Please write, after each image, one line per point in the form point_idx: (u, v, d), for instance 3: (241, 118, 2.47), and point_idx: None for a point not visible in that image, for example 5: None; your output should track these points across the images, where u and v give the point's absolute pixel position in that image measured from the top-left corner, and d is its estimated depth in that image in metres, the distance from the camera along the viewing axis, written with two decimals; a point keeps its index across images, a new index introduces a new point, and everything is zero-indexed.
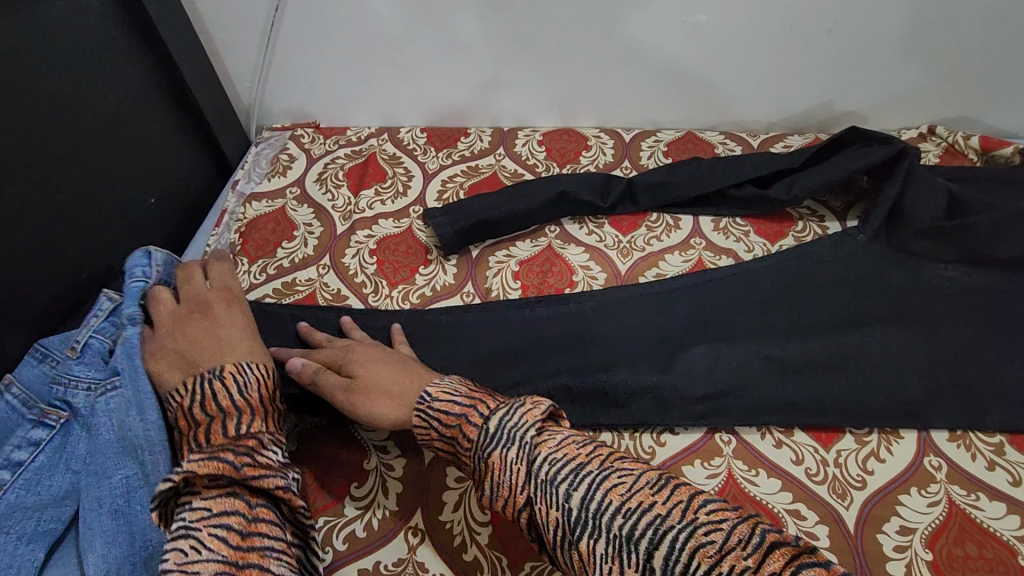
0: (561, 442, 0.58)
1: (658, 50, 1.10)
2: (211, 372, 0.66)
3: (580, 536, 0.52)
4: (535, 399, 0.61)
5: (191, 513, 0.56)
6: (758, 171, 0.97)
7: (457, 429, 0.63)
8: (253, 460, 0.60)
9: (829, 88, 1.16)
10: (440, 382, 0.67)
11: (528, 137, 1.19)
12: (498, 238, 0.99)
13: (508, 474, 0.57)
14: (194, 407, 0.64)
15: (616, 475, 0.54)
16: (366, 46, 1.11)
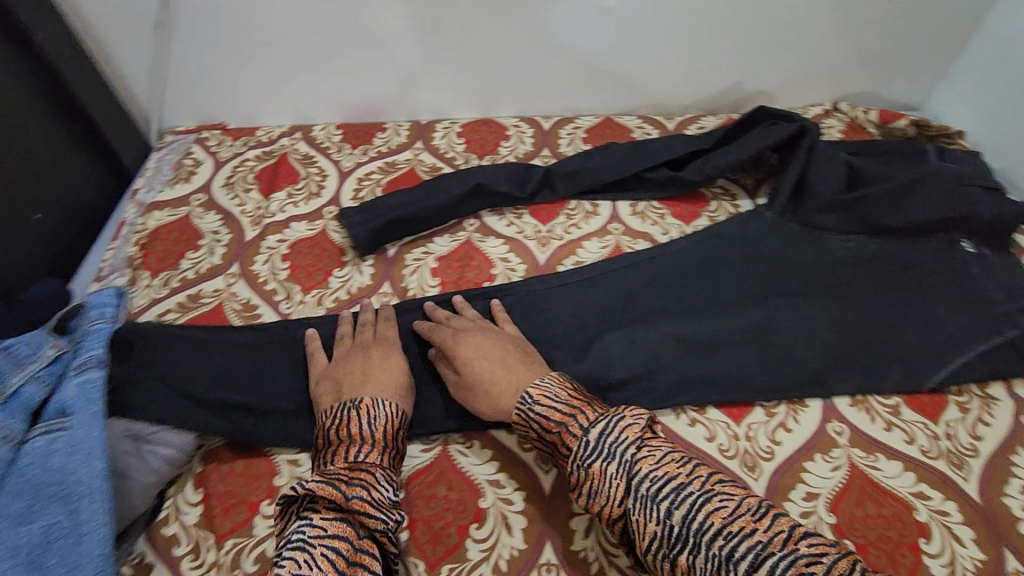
0: (660, 459, 0.58)
1: (573, 35, 1.09)
2: (353, 400, 0.69)
3: (680, 553, 0.53)
4: (638, 412, 0.63)
5: (309, 527, 0.57)
6: (671, 153, 0.99)
7: (558, 436, 0.65)
8: (366, 494, 0.60)
9: (739, 69, 1.18)
10: (544, 383, 0.69)
11: (447, 129, 1.17)
12: (416, 235, 0.96)
13: (608, 484, 0.59)
14: (331, 429, 0.67)
15: (716, 498, 0.54)
16: (270, 42, 1.06)
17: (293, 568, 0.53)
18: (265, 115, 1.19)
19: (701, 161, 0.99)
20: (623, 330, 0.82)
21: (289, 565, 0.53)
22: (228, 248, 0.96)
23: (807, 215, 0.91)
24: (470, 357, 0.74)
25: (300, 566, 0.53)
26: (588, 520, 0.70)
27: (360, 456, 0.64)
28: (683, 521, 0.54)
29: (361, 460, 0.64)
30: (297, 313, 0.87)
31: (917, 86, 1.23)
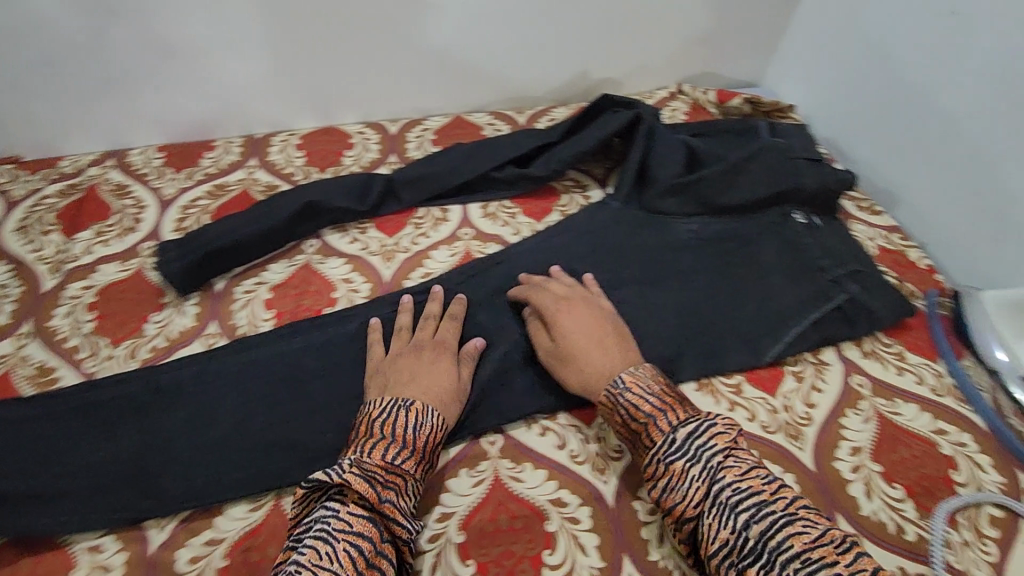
0: (744, 473, 0.58)
1: (408, 32, 1.04)
2: (398, 403, 0.66)
3: (752, 566, 0.53)
4: (730, 423, 0.62)
5: (333, 519, 0.56)
6: (519, 152, 0.98)
7: (642, 426, 0.64)
8: (398, 502, 0.59)
9: (586, 60, 1.17)
10: (634, 370, 0.69)
11: (284, 142, 1.08)
12: (247, 263, 0.87)
13: (687, 485, 0.59)
14: (377, 420, 0.65)
15: (801, 523, 0.53)
16: (60, 59, 0.93)
17: (313, 560, 0.52)
18: (67, 143, 1.03)
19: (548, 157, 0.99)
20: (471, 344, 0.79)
21: (310, 553, 0.53)
22: (16, 307, 0.82)
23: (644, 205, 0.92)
24: (568, 330, 0.75)
25: (321, 559, 0.52)
26: (435, 555, 0.63)
27: (397, 458, 0.61)
28: (760, 537, 0.53)
29: (399, 462, 0.61)
30: (106, 371, 0.76)
31: (749, 66, 1.29)
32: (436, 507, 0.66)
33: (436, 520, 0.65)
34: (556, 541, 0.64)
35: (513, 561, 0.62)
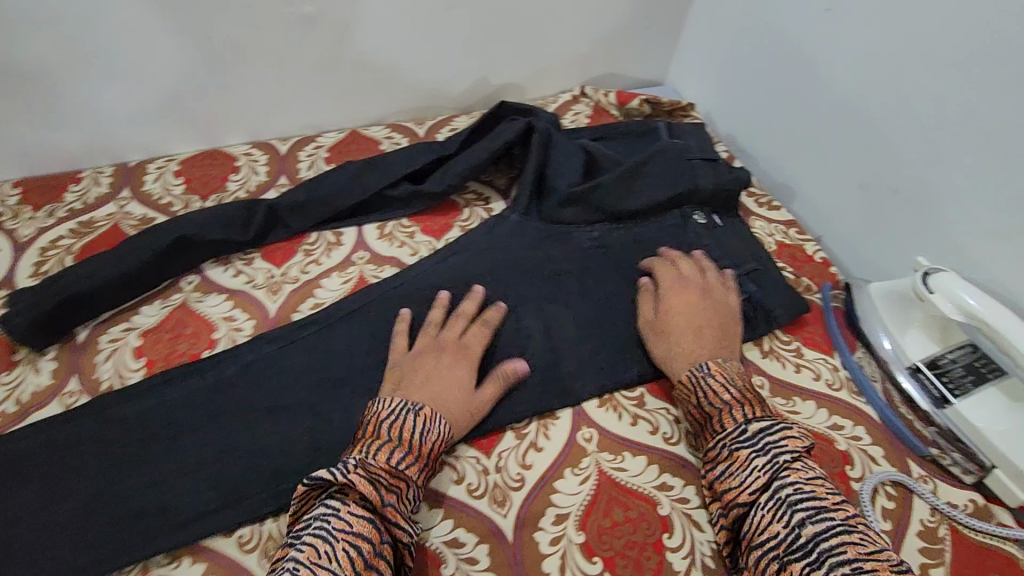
0: (811, 476, 0.58)
1: (425, 27, 1.02)
2: (701, 365, 0.70)
3: (798, 561, 0.53)
4: (805, 430, 0.62)
5: (335, 517, 0.55)
6: (563, 144, 0.95)
7: (715, 412, 0.66)
8: (398, 505, 0.58)
9: (601, 48, 1.17)
10: (720, 362, 0.70)
11: (312, 157, 1.02)
12: (299, 281, 0.85)
13: (747, 473, 0.60)
14: (717, 379, 0.67)
15: (859, 533, 0.53)
16: (71, 79, 0.89)
17: (312, 558, 0.52)
18: (78, 158, 0.97)
19: (587, 143, 0.96)
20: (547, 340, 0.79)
21: (794, 470, 0.58)
22: (58, 344, 0.78)
23: (692, 184, 0.92)
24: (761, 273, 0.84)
25: (320, 558, 0.52)
26: (560, 557, 0.63)
27: (401, 463, 0.60)
28: (811, 537, 0.53)
29: (402, 467, 0.60)
30: (173, 386, 0.73)
31: None
32: (550, 510, 0.66)
33: (553, 523, 0.65)
34: (672, 525, 0.65)
35: (636, 552, 0.63)
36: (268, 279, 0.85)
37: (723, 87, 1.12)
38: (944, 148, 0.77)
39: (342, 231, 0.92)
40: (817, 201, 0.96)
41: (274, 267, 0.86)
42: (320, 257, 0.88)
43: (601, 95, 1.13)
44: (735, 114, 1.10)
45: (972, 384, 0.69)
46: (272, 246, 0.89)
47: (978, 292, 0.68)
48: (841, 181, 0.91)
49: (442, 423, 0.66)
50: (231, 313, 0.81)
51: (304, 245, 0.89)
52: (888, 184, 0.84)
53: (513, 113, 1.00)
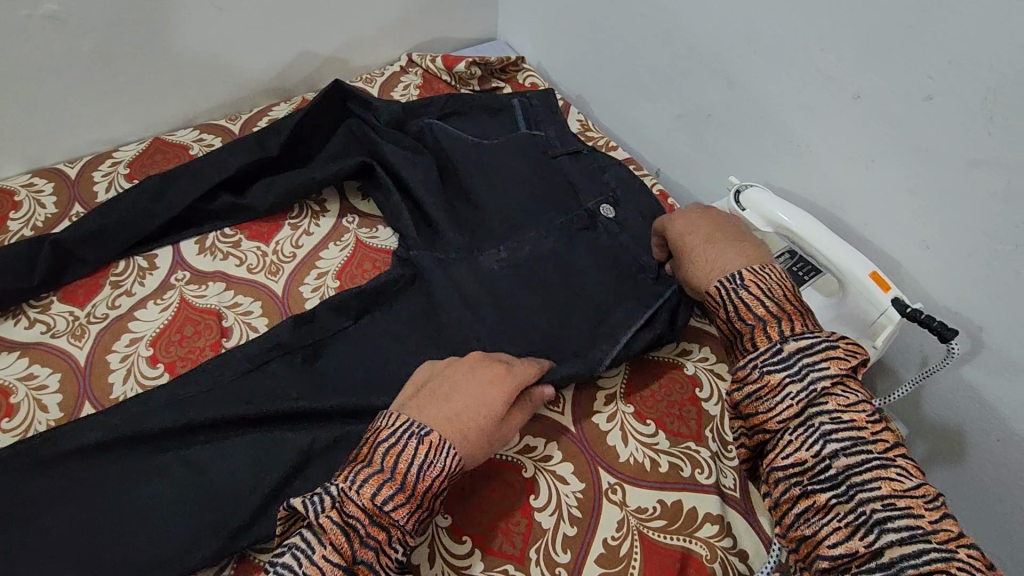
0: (850, 402, 0.52)
1: (207, 14, 0.90)
2: (735, 275, 0.61)
3: (823, 491, 0.50)
4: (851, 349, 0.55)
5: (308, 564, 0.49)
6: (399, 153, 0.85)
7: (748, 329, 0.59)
8: (374, 563, 0.51)
9: (419, 12, 1.11)
10: (758, 270, 0.62)
11: (109, 175, 0.90)
12: (108, 318, 0.76)
13: (778, 400, 0.54)
14: (742, 303, 0.59)
15: (896, 467, 0.49)
16: None
17: None
18: None
19: (434, 134, 0.88)
20: (395, 326, 0.74)
21: (832, 401, 0.52)
22: None
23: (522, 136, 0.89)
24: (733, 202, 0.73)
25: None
26: (429, 546, 0.61)
27: (389, 503, 0.52)
28: (844, 469, 0.50)
29: (389, 508, 0.52)
30: None
31: None
32: None
33: None
34: (538, 486, 0.65)
35: (505, 520, 0.62)
36: (70, 324, 0.76)
37: (547, 38, 1.09)
38: (737, 68, 0.77)
39: (155, 254, 0.83)
40: (650, 139, 0.97)
41: (77, 308, 0.77)
42: (132, 286, 0.79)
43: (429, 61, 1.07)
44: (564, 64, 1.08)
45: (791, 286, 0.71)
46: (72, 286, 0.79)
47: (787, 205, 0.71)
48: (663, 115, 0.92)
49: (450, 449, 0.55)
50: (30, 371, 0.72)
51: (111, 277, 0.80)
52: (701, 110, 0.85)
53: (348, 96, 0.89)
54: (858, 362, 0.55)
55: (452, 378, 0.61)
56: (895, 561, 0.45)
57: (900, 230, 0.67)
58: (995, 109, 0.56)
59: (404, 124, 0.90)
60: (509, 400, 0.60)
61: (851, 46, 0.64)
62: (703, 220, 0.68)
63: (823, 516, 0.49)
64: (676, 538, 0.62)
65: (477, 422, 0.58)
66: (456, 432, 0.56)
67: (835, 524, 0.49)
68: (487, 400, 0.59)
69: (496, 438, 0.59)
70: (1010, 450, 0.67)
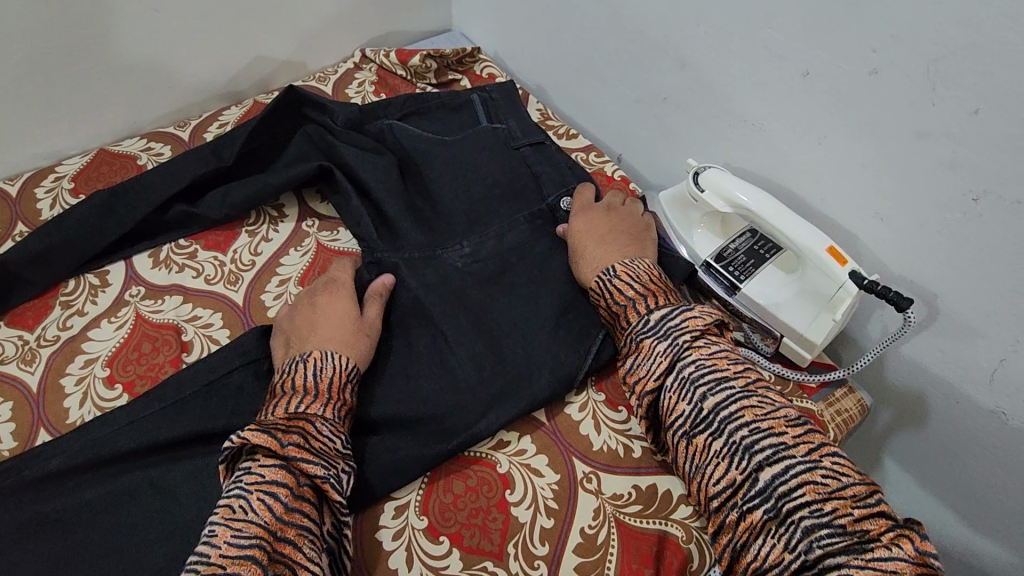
0: (712, 351, 0.58)
1: (144, 17, 0.87)
2: (609, 269, 0.67)
3: (702, 434, 0.55)
4: (708, 310, 0.61)
5: (247, 474, 0.51)
6: (359, 158, 0.83)
7: (622, 310, 0.64)
8: (304, 444, 0.54)
9: (370, 7, 1.08)
10: (627, 262, 0.67)
11: (52, 191, 0.86)
12: (60, 340, 0.74)
13: (651, 362, 0.59)
14: (615, 291, 0.65)
15: (756, 396, 0.55)
16: None
17: (227, 515, 0.49)
18: None
19: (396, 134, 0.86)
20: None
21: (696, 352, 0.58)
22: None
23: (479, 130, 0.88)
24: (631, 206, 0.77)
25: (233, 513, 0.49)
26: (405, 549, 0.60)
27: (300, 405, 0.57)
28: (714, 408, 0.55)
29: (304, 408, 0.57)
30: None
31: None
32: (390, 504, 0.63)
33: (393, 517, 0.62)
34: (513, 481, 0.65)
35: (481, 517, 0.62)
36: (20, 349, 0.73)
37: (502, 27, 1.08)
38: (688, 50, 0.77)
39: (106, 270, 0.80)
40: (610, 125, 0.96)
41: (26, 331, 0.74)
42: (83, 305, 0.77)
43: (382, 57, 1.05)
44: (520, 54, 1.07)
45: (754, 266, 0.72)
46: (20, 309, 0.76)
47: (744, 185, 0.71)
48: (621, 101, 0.91)
49: (336, 355, 0.62)
50: None
51: (61, 296, 0.77)
52: (658, 94, 0.84)
53: (303, 101, 0.88)
54: (716, 318, 0.61)
55: (310, 313, 0.67)
56: (769, 481, 0.50)
57: (854, 202, 0.68)
58: (937, 80, 0.56)
59: (363, 127, 0.88)
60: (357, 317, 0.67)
61: (796, 24, 0.64)
62: (602, 223, 0.73)
63: (706, 457, 0.54)
64: (652, 521, 0.63)
65: (336, 341, 0.64)
66: (339, 345, 0.64)
67: (717, 461, 0.53)
68: (341, 319, 0.66)
69: (373, 329, 0.68)
70: (969, 413, 0.69)
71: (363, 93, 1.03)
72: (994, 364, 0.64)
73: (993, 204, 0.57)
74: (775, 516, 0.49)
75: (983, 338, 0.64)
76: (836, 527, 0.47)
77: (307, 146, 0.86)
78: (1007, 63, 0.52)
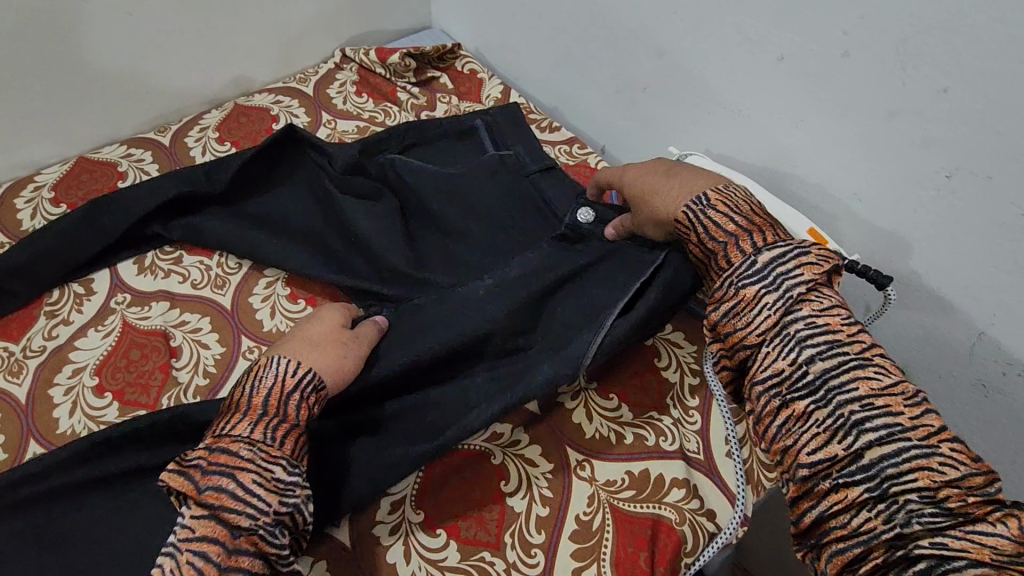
0: (825, 307, 0.52)
1: (118, 22, 0.86)
2: (699, 198, 0.61)
3: (802, 399, 0.50)
4: (824, 255, 0.54)
5: (179, 528, 0.49)
6: (355, 206, 0.78)
7: (720, 246, 0.58)
8: (224, 487, 0.49)
9: (348, 7, 1.08)
10: (722, 191, 0.61)
11: (32, 201, 0.86)
12: (46, 350, 0.73)
13: (755, 313, 0.53)
14: (710, 229, 0.59)
15: (872, 366, 0.49)
16: None
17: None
18: None
19: (397, 170, 0.82)
20: None
21: (807, 306, 0.52)
22: None
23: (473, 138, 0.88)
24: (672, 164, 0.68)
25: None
26: (403, 543, 0.61)
27: (228, 428, 0.53)
28: (822, 372, 0.49)
29: (230, 431, 0.53)
30: None
31: None
32: (386, 499, 0.63)
33: (390, 512, 0.62)
34: (508, 472, 0.65)
35: (477, 509, 0.63)
36: (5, 361, 0.72)
37: (482, 24, 1.08)
38: (665, 39, 0.77)
39: (92, 278, 0.79)
40: (593, 118, 0.97)
41: (11, 343, 0.73)
42: (69, 314, 0.76)
43: (362, 56, 1.04)
44: (501, 49, 1.07)
45: None
46: (3, 321, 0.75)
47: (726, 170, 0.72)
48: (602, 93, 0.92)
49: (281, 360, 0.59)
50: None
51: (45, 306, 0.76)
52: (638, 84, 0.85)
53: (302, 139, 0.83)
54: (832, 267, 0.55)
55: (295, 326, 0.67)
56: (876, 460, 0.46)
57: (832, 184, 0.70)
58: (906, 60, 0.57)
59: (361, 167, 0.82)
60: (324, 328, 0.65)
61: (770, 11, 0.65)
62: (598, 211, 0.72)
63: (803, 424, 0.49)
64: (646, 505, 0.64)
65: (292, 346, 0.62)
66: (294, 350, 0.61)
67: (815, 431, 0.49)
68: (311, 332, 0.64)
69: (353, 338, 0.65)
70: (952, 388, 0.70)
71: (344, 94, 1.03)
72: (973, 337, 0.66)
73: (965, 179, 0.58)
74: (878, 496, 0.45)
75: (961, 312, 0.65)
76: (943, 510, 0.44)
77: (304, 182, 0.83)
78: (972, 40, 0.53)
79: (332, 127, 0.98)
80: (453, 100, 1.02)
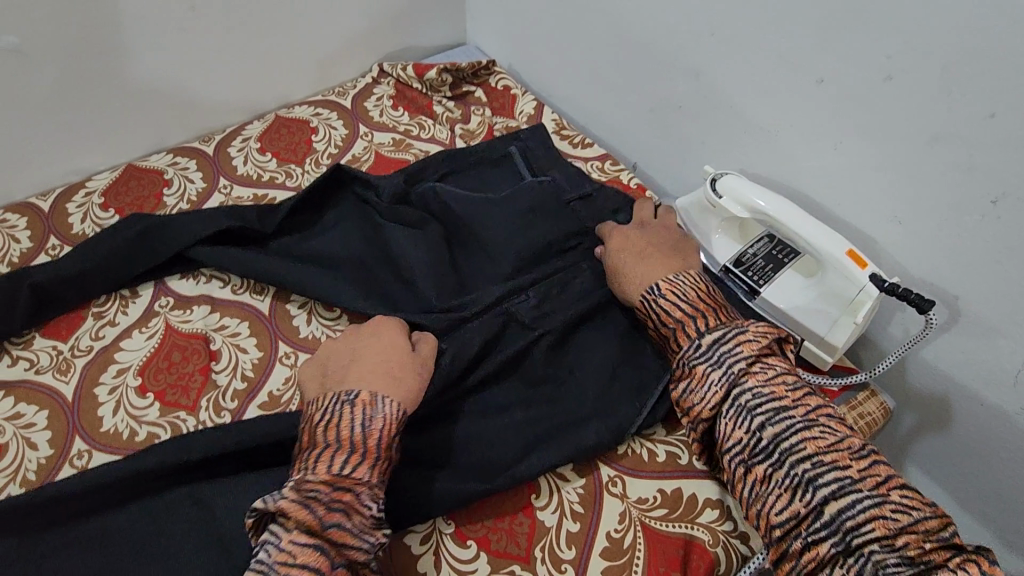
0: (769, 377, 0.56)
1: (171, 37, 0.90)
2: (652, 288, 0.65)
3: (761, 463, 0.53)
4: (761, 332, 0.59)
5: (277, 553, 0.49)
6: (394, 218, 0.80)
7: (671, 331, 0.62)
8: (345, 523, 0.51)
9: (386, 23, 1.11)
10: (673, 279, 0.65)
11: (83, 206, 0.89)
12: (93, 350, 0.76)
13: (706, 388, 0.57)
14: (662, 313, 0.63)
15: (818, 427, 0.52)
16: None
17: None
18: None
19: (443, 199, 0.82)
20: None
21: (751, 379, 0.56)
22: None
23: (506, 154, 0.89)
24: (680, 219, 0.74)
25: None
26: (434, 553, 0.61)
27: (346, 467, 0.54)
28: (773, 438, 0.53)
29: (348, 470, 0.54)
30: None
31: None
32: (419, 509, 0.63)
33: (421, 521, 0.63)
34: (539, 486, 0.65)
35: (508, 521, 0.63)
36: (54, 359, 0.75)
37: (517, 41, 1.10)
38: (702, 59, 0.78)
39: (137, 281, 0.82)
40: (625, 135, 0.97)
41: (60, 342, 0.76)
42: (115, 316, 0.78)
43: (399, 71, 1.07)
44: (535, 65, 1.09)
45: (772, 271, 0.73)
46: (53, 321, 0.78)
47: (761, 190, 0.72)
48: (636, 110, 0.92)
49: (385, 400, 0.58)
50: (16, 411, 0.71)
51: (93, 308, 0.79)
52: (673, 102, 0.86)
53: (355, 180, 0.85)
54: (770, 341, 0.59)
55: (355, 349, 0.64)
56: (835, 514, 0.49)
57: (871, 207, 0.69)
58: (952, 85, 0.57)
59: (407, 197, 0.84)
60: (391, 359, 0.62)
61: (810, 35, 0.65)
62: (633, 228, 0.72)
63: (767, 487, 0.53)
64: (677, 525, 0.63)
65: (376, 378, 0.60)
66: (378, 385, 0.59)
67: (779, 491, 0.52)
68: (378, 360, 0.62)
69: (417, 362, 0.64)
70: (994, 415, 0.69)
71: (380, 107, 1.05)
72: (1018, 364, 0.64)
73: (1012, 205, 0.57)
74: (843, 549, 0.48)
75: (1008, 339, 0.64)
76: (904, 559, 0.46)
77: (351, 212, 0.85)
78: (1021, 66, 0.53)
79: (368, 139, 1.00)
80: (486, 114, 1.04)
